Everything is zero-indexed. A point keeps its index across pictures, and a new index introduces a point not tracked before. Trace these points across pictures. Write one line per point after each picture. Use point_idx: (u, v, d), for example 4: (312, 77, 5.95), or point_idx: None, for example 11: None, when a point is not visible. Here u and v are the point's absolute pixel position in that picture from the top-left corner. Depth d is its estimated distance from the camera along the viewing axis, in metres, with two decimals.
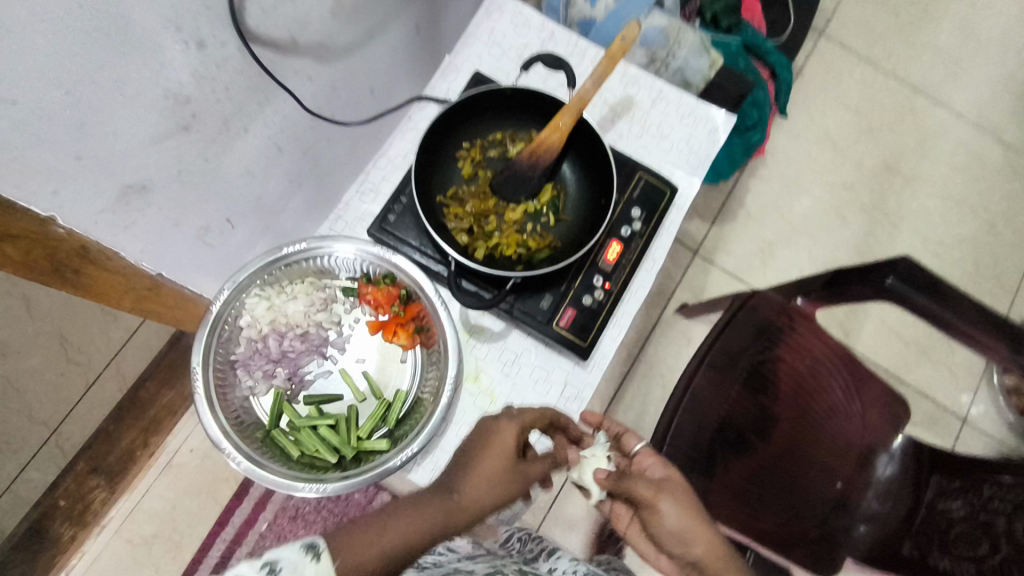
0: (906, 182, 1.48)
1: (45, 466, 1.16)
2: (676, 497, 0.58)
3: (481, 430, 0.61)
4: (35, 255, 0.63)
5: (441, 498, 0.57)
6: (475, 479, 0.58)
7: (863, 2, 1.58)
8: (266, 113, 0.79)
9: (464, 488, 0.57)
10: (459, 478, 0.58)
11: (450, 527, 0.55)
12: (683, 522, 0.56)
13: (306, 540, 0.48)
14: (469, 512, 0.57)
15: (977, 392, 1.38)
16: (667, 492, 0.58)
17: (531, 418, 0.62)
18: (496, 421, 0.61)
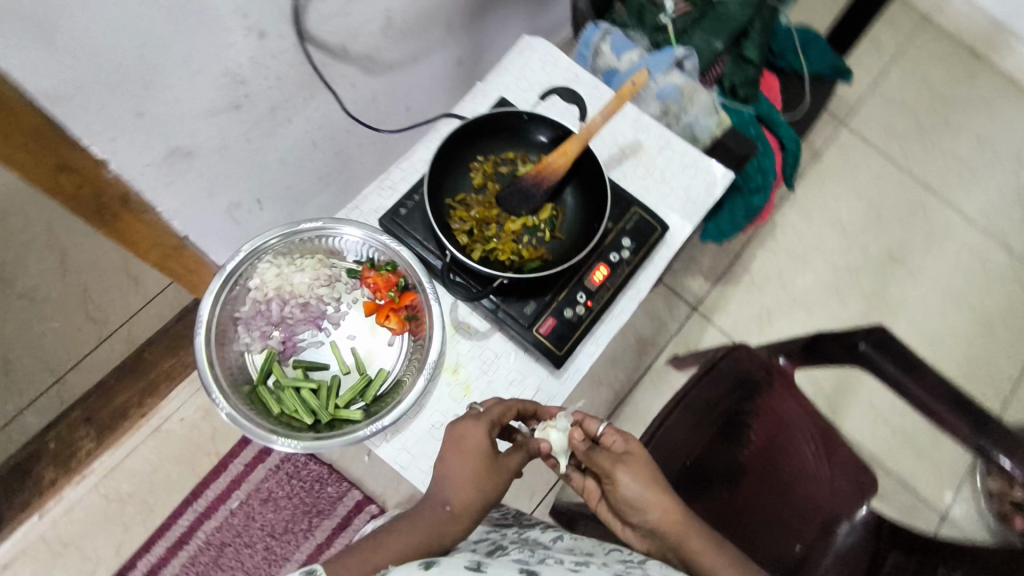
0: (908, 273, 1.51)
1: (43, 410, 1.21)
2: (634, 465, 0.65)
3: (450, 436, 0.64)
4: (83, 192, 0.69)
5: (433, 511, 0.62)
6: (458, 487, 0.63)
7: (886, 102, 1.66)
8: (309, 108, 0.87)
9: (451, 496, 0.62)
10: (444, 488, 0.63)
11: (444, 536, 0.60)
12: (640, 488, 0.64)
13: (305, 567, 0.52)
14: (461, 516, 0.62)
15: (960, 490, 1.36)
16: (627, 463, 0.66)
17: (495, 413, 0.66)
18: (464, 422, 0.65)
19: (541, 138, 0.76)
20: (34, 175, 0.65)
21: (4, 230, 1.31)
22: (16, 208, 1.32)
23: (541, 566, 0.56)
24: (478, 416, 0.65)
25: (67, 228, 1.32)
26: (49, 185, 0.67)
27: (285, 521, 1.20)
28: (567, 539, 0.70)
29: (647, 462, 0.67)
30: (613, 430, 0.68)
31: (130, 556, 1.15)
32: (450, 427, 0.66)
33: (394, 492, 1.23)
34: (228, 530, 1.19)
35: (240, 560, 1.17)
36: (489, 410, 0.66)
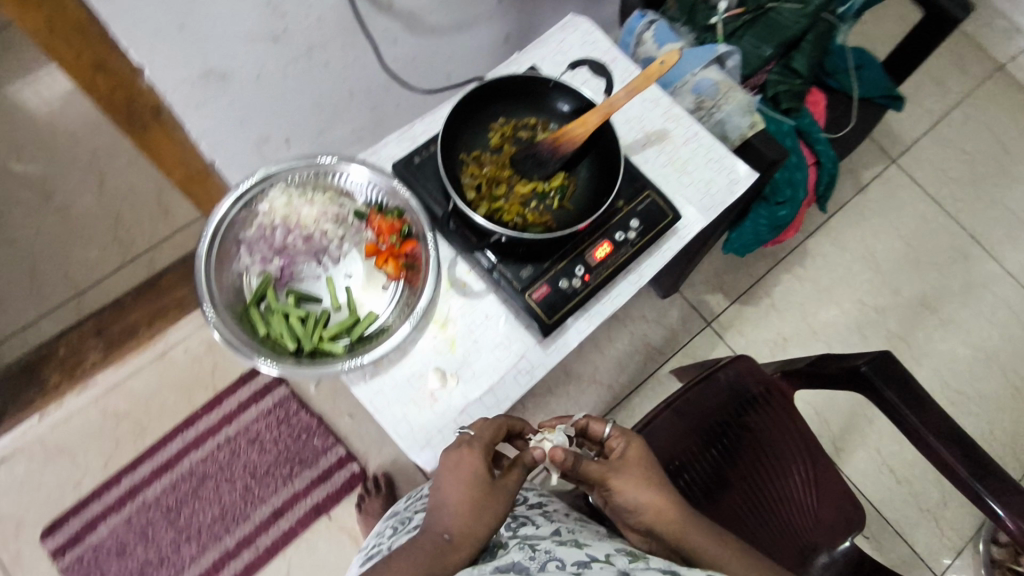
0: (939, 322, 1.45)
1: (60, 319, 1.26)
2: (630, 467, 0.67)
3: (444, 461, 0.63)
4: (116, 97, 0.73)
5: (431, 540, 0.58)
6: (457, 513, 0.60)
7: (942, 146, 1.60)
8: (349, 57, 0.88)
9: (453, 526, 0.59)
10: (442, 519, 0.60)
11: (444, 561, 0.56)
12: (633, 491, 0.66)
13: None
14: (462, 547, 0.58)
15: (959, 555, 1.30)
16: (622, 467, 0.67)
17: (487, 435, 0.66)
18: (460, 448, 0.64)
19: (565, 108, 0.76)
20: (72, 70, 0.68)
21: (52, 144, 1.36)
22: (67, 125, 1.37)
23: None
24: (472, 440, 0.65)
25: (110, 150, 1.37)
26: (86, 83, 0.70)
27: (268, 464, 1.22)
28: (566, 533, 0.68)
29: (644, 464, 0.68)
30: (618, 432, 0.71)
31: (115, 472, 1.18)
32: (443, 458, 0.65)
33: (378, 454, 1.24)
34: (212, 463, 1.21)
35: (219, 493, 1.19)
36: (484, 431, 0.66)
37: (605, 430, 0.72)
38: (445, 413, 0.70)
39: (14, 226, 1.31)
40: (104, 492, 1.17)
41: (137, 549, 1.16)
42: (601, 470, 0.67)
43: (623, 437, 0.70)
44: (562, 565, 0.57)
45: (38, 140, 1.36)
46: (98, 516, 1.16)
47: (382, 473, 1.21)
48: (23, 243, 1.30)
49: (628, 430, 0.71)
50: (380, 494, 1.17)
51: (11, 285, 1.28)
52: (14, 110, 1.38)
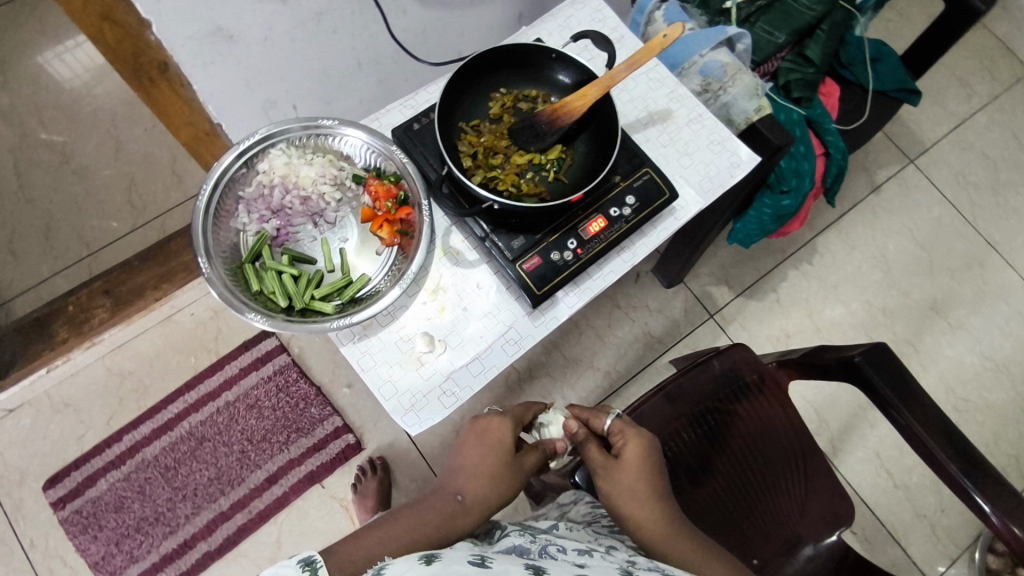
0: (948, 327, 1.42)
1: (72, 279, 1.29)
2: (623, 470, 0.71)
3: (474, 426, 0.71)
4: (124, 49, 0.74)
5: (444, 501, 0.66)
6: (473, 478, 0.68)
7: (964, 150, 1.56)
8: (358, 26, 0.89)
9: (464, 487, 0.67)
10: (457, 480, 0.68)
11: (453, 523, 0.65)
12: (627, 502, 0.69)
13: (304, 557, 0.55)
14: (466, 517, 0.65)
15: (954, 563, 1.28)
16: (615, 469, 0.71)
17: (515, 413, 0.73)
18: (490, 419, 0.71)
19: (566, 80, 0.75)
20: (81, 18, 0.69)
21: (71, 107, 1.39)
22: (88, 90, 1.40)
23: (546, 561, 0.59)
24: (502, 412, 0.72)
25: (128, 117, 1.39)
26: (94, 32, 0.72)
27: (265, 430, 1.24)
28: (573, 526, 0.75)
29: (640, 470, 0.71)
30: (619, 426, 0.73)
31: (118, 429, 1.21)
32: (473, 422, 0.72)
33: (374, 426, 1.25)
34: (211, 427, 1.23)
35: (216, 457, 1.22)
36: (514, 407, 0.74)
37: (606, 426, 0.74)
38: (431, 378, 0.71)
39: (32, 185, 1.34)
40: (105, 448, 1.20)
41: (134, 504, 1.18)
42: (598, 463, 0.72)
43: (620, 435, 0.73)
44: (564, 552, 0.63)
45: (59, 103, 1.39)
46: (99, 471, 1.19)
47: (377, 457, 1.21)
48: (39, 202, 1.33)
49: (634, 432, 0.73)
50: (375, 476, 1.18)
51: (25, 242, 1.31)
52: (37, 73, 1.41)
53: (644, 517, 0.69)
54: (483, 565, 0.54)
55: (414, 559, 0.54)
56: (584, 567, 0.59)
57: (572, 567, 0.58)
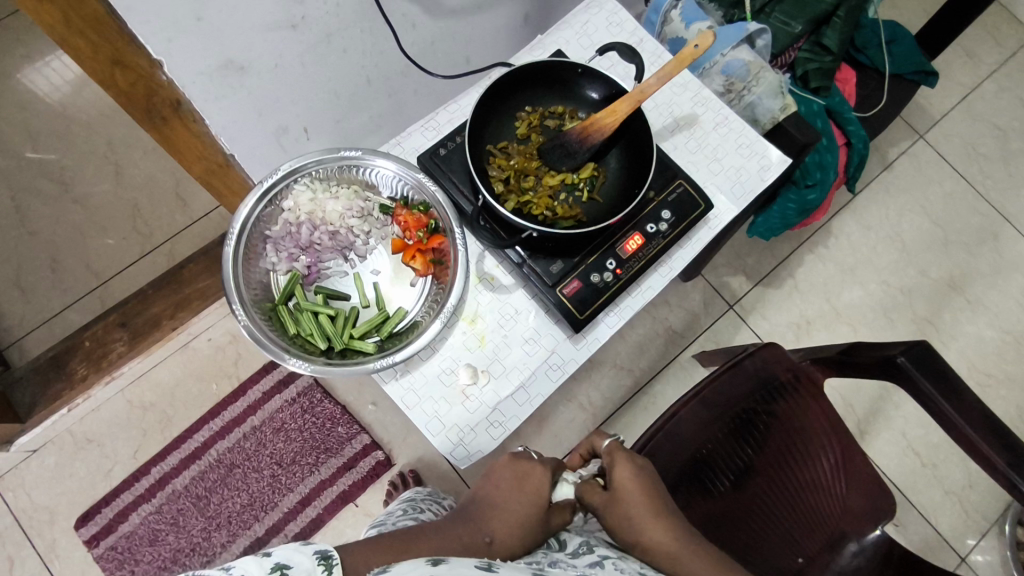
0: (967, 303, 1.43)
1: (83, 312, 1.27)
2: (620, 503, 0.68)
3: (516, 467, 0.67)
4: (136, 91, 0.71)
5: (473, 539, 0.62)
6: (503, 521, 0.63)
7: (973, 120, 1.55)
8: (368, 43, 0.85)
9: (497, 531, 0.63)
10: (489, 523, 0.63)
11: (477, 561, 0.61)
12: (637, 526, 0.66)
13: (322, 549, 0.55)
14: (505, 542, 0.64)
15: (985, 536, 1.30)
16: (614, 499, 0.68)
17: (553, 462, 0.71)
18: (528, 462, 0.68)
19: (593, 95, 0.73)
20: (91, 65, 0.66)
21: (65, 134, 1.35)
22: (82, 114, 1.36)
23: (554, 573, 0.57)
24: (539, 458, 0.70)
25: (126, 140, 1.35)
26: (105, 79, 0.68)
27: (294, 452, 1.23)
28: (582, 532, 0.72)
29: (640, 499, 0.68)
30: (612, 448, 0.73)
31: (145, 461, 1.20)
32: (512, 458, 0.69)
33: (402, 442, 1.25)
34: (238, 453, 1.22)
35: (246, 483, 1.21)
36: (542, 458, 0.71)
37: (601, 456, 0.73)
38: (477, 411, 0.70)
39: (33, 217, 1.30)
40: (134, 482, 1.19)
41: (169, 536, 1.18)
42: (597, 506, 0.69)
43: (612, 455, 0.72)
44: (573, 566, 0.60)
45: (53, 131, 1.35)
46: (130, 506, 1.18)
47: (409, 470, 1.21)
48: (42, 234, 1.30)
49: (621, 462, 0.70)
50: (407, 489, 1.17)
51: (32, 278, 1.28)
52: (26, 99, 1.36)
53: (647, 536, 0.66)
54: (489, 569, 0.52)
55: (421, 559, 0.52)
56: None
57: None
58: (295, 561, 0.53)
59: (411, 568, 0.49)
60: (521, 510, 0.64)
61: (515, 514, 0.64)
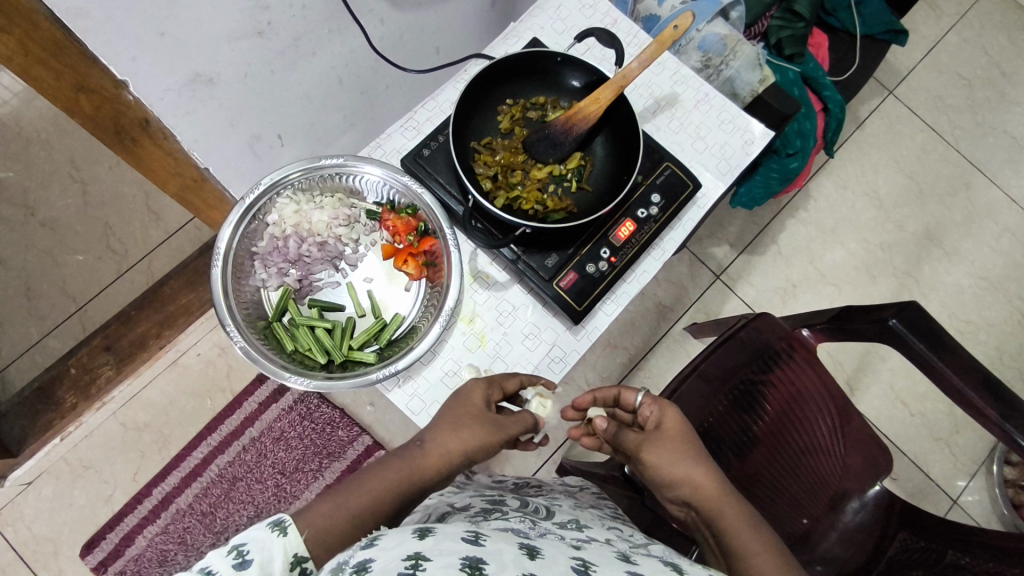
0: (944, 254, 1.46)
1: (64, 337, 1.24)
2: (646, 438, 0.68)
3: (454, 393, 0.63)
4: (103, 114, 0.68)
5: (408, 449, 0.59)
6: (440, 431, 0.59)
7: (939, 72, 1.56)
8: (336, 43, 0.82)
9: (428, 433, 0.60)
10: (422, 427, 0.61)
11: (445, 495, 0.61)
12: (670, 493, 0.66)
13: (273, 517, 0.47)
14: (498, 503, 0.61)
15: (974, 478, 1.34)
16: (655, 437, 0.68)
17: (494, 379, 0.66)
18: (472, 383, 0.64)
19: (574, 83, 0.72)
20: (53, 93, 0.63)
21: (23, 155, 1.29)
22: (38, 133, 1.30)
23: (542, 540, 0.48)
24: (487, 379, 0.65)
25: (89, 157, 1.30)
26: (69, 104, 0.66)
27: (296, 460, 1.22)
28: (573, 510, 0.66)
29: (680, 436, 0.68)
30: (651, 401, 0.70)
31: (145, 483, 1.19)
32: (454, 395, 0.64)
33: (403, 439, 1.25)
34: (240, 466, 1.21)
35: (251, 495, 1.20)
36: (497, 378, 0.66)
37: (637, 399, 0.72)
38: None
39: None
40: (136, 505, 1.17)
41: (178, 556, 1.16)
42: (636, 440, 0.68)
43: (657, 406, 0.70)
44: (561, 537, 0.52)
45: (9, 152, 1.29)
46: (135, 529, 1.16)
47: None
48: (11, 261, 1.25)
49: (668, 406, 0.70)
50: None
51: (6, 307, 1.24)
52: None
53: (675, 468, 0.66)
54: (477, 542, 0.42)
55: (408, 531, 0.43)
56: (580, 549, 0.48)
57: (568, 550, 0.47)
58: (247, 537, 0.45)
59: (399, 541, 0.41)
60: (454, 410, 0.61)
61: (447, 416, 0.61)
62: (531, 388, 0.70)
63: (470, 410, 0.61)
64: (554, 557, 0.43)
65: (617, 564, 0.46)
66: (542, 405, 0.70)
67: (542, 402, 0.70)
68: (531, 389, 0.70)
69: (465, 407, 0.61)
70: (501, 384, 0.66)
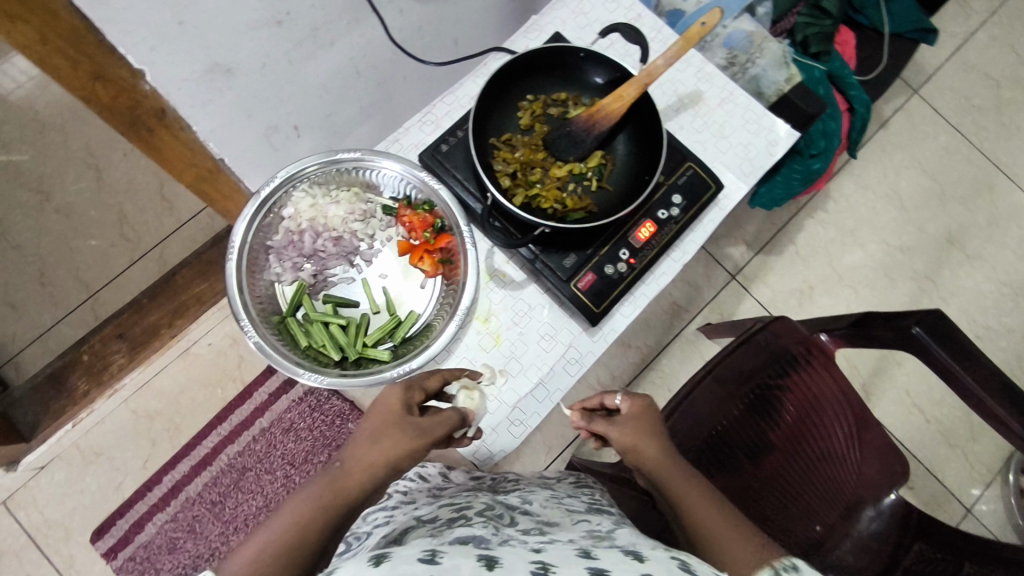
0: (964, 258, 1.43)
1: (77, 324, 1.24)
2: (618, 427, 0.65)
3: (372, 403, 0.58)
4: (119, 104, 0.67)
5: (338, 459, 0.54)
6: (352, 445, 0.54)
7: (966, 72, 1.53)
8: (355, 34, 0.81)
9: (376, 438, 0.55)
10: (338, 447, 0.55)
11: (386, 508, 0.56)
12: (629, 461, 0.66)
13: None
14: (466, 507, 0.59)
15: (989, 486, 1.32)
16: (625, 424, 0.65)
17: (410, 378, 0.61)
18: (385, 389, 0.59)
19: (597, 80, 0.71)
20: (71, 82, 0.62)
21: (38, 140, 1.29)
22: (54, 118, 1.30)
23: (504, 547, 0.46)
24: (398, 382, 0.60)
25: (104, 144, 1.30)
26: (86, 93, 0.65)
27: (305, 451, 1.22)
28: (544, 512, 0.62)
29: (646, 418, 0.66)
30: (627, 398, 0.67)
31: (155, 471, 1.19)
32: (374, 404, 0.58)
33: None
34: (250, 456, 1.21)
35: (260, 485, 1.20)
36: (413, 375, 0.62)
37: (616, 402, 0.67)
38: (498, 410, 0.69)
39: (14, 230, 1.26)
40: (146, 492, 1.18)
41: (187, 544, 1.17)
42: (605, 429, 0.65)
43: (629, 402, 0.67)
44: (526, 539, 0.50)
45: (24, 137, 1.29)
46: (145, 516, 1.17)
47: None
48: (26, 247, 1.25)
49: (648, 399, 0.67)
50: None
51: (20, 293, 1.24)
52: None
53: (644, 449, 0.64)
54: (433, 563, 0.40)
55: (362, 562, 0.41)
56: (544, 550, 0.46)
57: (528, 553, 0.45)
58: None
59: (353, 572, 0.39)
60: (373, 421, 0.55)
61: (368, 428, 0.55)
62: (455, 382, 0.67)
63: (388, 416, 0.56)
64: (513, 564, 0.41)
65: (574, 559, 0.44)
66: (469, 398, 0.66)
67: (472, 395, 0.67)
68: (458, 384, 0.67)
69: (383, 415, 0.56)
70: (424, 384, 0.61)
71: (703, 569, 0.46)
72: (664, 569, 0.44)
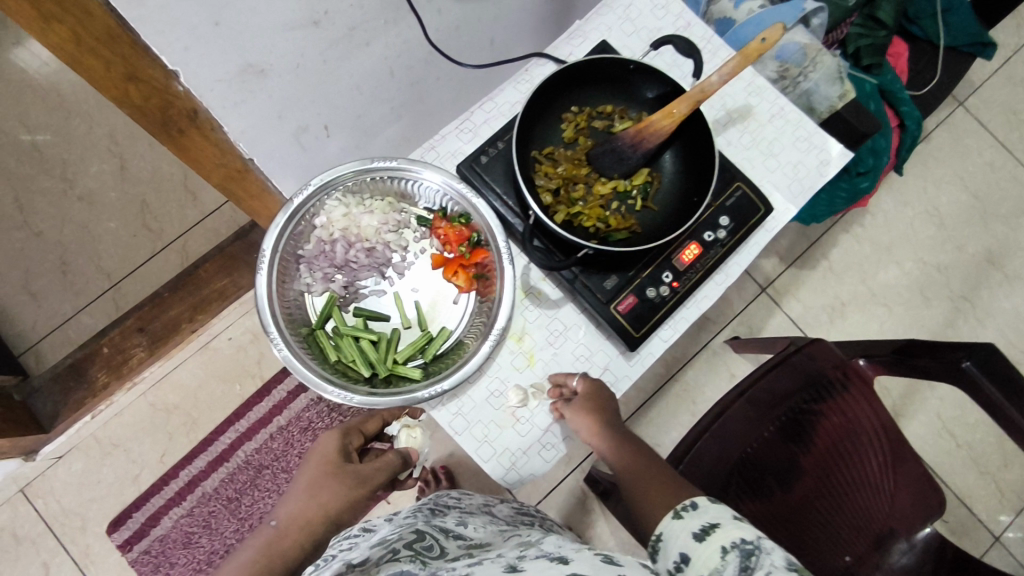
0: (1004, 279, 1.38)
1: (98, 314, 1.23)
2: (573, 406, 0.64)
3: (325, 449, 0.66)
4: (151, 105, 0.65)
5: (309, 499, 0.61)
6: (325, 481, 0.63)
7: (1015, 85, 1.47)
8: (391, 33, 0.78)
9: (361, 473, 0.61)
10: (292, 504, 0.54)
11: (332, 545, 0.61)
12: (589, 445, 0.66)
13: None
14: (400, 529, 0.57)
15: (1019, 515, 1.29)
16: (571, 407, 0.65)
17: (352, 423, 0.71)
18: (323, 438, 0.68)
19: (647, 93, 0.68)
20: (104, 83, 0.60)
21: (63, 126, 1.28)
22: (80, 104, 1.28)
23: None
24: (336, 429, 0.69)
25: (129, 133, 1.29)
26: (117, 94, 0.63)
27: None
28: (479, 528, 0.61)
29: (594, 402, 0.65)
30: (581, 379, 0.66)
31: (172, 465, 1.19)
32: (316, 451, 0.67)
33: None
34: (267, 454, 1.20)
35: (276, 484, 1.20)
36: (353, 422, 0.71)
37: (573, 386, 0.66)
38: (529, 434, 0.67)
39: (38, 217, 1.25)
40: (163, 486, 1.17)
41: (202, 539, 1.17)
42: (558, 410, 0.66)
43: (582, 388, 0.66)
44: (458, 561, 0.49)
45: (50, 123, 1.27)
46: (161, 510, 1.17)
47: (440, 467, 1.15)
48: (49, 234, 1.24)
49: (602, 380, 0.67)
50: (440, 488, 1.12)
51: (41, 280, 1.23)
52: (20, 90, 1.28)
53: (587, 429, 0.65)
54: None
55: None
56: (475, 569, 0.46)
57: None
58: None
59: None
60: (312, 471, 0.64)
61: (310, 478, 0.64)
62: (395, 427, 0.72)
63: (328, 465, 0.65)
64: None
65: None
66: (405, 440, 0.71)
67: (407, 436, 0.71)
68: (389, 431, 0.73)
69: (323, 466, 0.65)
70: (362, 428, 0.71)
71: (626, 559, 0.48)
72: (588, 567, 0.45)
